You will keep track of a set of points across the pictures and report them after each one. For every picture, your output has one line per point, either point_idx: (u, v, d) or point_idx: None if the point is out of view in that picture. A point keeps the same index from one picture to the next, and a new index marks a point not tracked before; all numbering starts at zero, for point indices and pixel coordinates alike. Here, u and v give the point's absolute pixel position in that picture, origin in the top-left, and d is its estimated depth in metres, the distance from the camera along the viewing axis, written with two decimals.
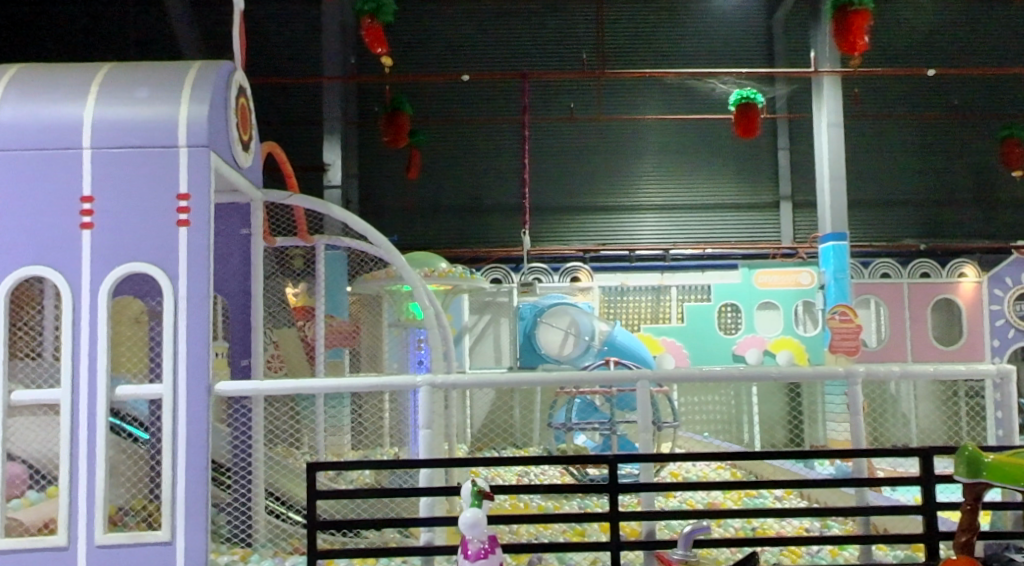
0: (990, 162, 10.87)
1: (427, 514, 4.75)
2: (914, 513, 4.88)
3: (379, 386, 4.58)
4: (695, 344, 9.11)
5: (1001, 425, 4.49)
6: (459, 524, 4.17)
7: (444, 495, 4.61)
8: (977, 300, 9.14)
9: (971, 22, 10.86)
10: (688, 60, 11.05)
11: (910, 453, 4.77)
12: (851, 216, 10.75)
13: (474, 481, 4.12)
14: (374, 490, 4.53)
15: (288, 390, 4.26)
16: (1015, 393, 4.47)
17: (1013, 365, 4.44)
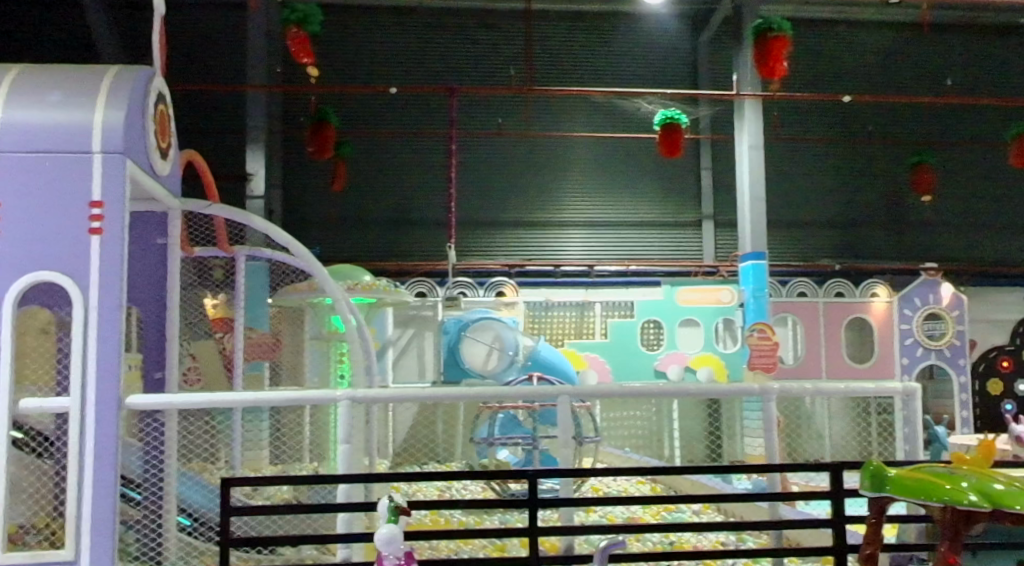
0: (902, 187, 11.27)
1: (344, 530, 4.80)
2: (825, 526, 5.08)
3: (299, 401, 4.56)
4: (620, 359, 9.14)
5: (911, 437, 4.68)
6: (376, 541, 4.14)
7: (363, 511, 4.63)
8: (887, 320, 9.22)
9: (884, 52, 11.28)
10: (614, 80, 11.20)
11: (821, 469, 5.05)
12: (771, 236, 11.00)
13: (392, 498, 4.10)
14: (293, 507, 4.55)
15: (203, 404, 4.18)
16: (920, 410, 4.66)
17: (917, 384, 4.64)
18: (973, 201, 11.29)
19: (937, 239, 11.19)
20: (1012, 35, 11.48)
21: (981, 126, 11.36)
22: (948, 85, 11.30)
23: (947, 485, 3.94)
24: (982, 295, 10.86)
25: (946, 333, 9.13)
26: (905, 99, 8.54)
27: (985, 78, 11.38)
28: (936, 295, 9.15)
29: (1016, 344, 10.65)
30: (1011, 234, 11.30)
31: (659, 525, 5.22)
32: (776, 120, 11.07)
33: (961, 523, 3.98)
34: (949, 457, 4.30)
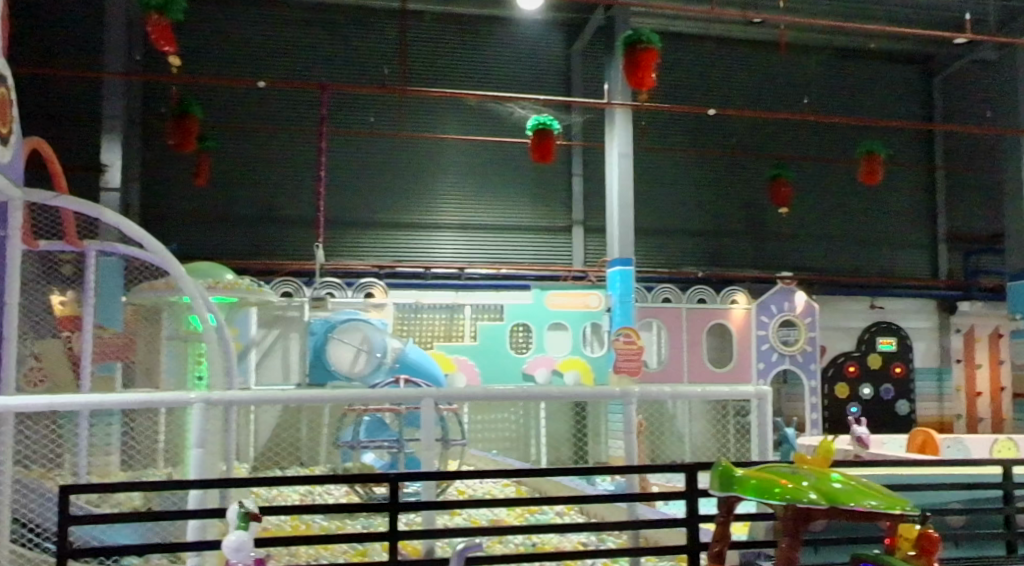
0: (762, 198, 11.76)
1: (196, 538, 4.63)
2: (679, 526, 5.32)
3: (149, 404, 4.42)
4: (489, 363, 9.06)
5: (760, 439, 5.33)
6: (224, 548, 4.05)
7: (215, 518, 4.49)
8: (745, 326, 9.57)
9: (747, 68, 11.74)
10: (490, 84, 11.25)
11: (674, 470, 5.20)
12: (638, 242, 11.26)
13: (242, 503, 4.02)
14: (139, 514, 4.35)
15: (40, 405, 4.09)
16: (770, 413, 5.26)
17: (769, 388, 5.27)
18: (825, 215, 11.89)
19: (793, 249, 11.72)
20: (863, 58, 12.15)
21: (835, 143, 11.98)
22: (804, 103, 11.87)
23: (788, 484, 4.11)
24: (832, 304, 11.43)
25: (799, 339, 9.51)
26: (768, 116, 8.80)
27: (838, 98, 12.00)
28: (790, 303, 9.56)
29: (862, 350, 11.20)
30: (860, 247, 11.94)
31: (524, 528, 5.28)
32: (645, 130, 11.35)
33: (800, 521, 4.14)
34: (791, 459, 4.49)
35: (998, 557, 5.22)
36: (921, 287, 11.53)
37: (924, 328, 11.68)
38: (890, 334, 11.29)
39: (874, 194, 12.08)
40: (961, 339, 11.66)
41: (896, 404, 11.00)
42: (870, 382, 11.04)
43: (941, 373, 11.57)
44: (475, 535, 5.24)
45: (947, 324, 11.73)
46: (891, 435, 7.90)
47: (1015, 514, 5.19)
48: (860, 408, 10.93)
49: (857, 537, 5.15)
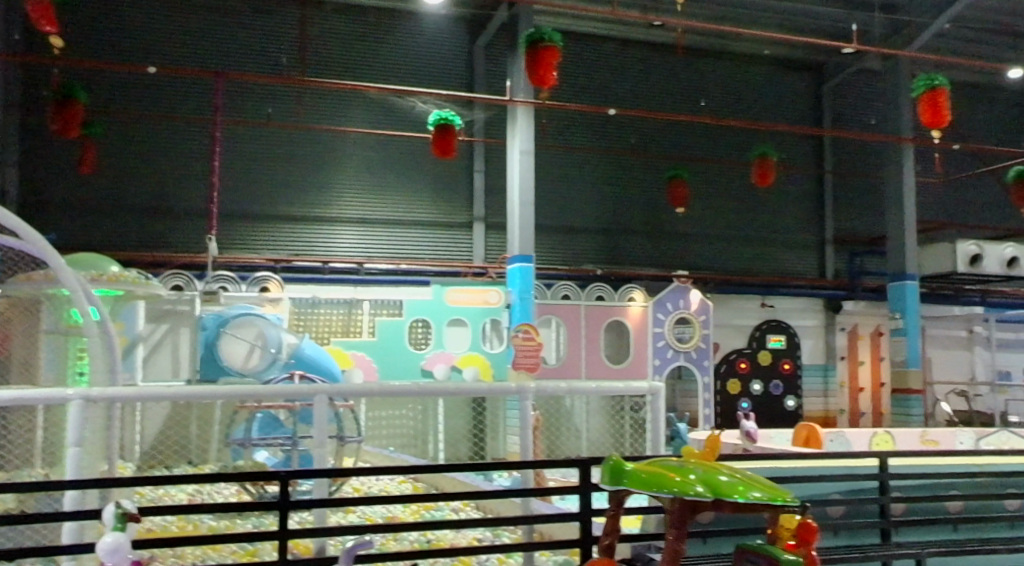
0: (660, 198, 12.01)
1: (73, 542, 4.51)
2: (574, 521, 5.41)
3: (17, 399, 4.31)
4: (387, 359, 8.97)
5: (653, 434, 5.54)
6: (99, 550, 3.87)
7: (91, 521, 4.29)
8: (642, 324, 9.72)
9: (647, 70, 11.96)
10: (392, 76, 11.13)
11: (566, 464, 5.27)
12: (538, 240, 11.32)
13: (120, 503, 3.85)
14: (7, 517, 4.10)
15: None
16: (663, 409, 5.60)
17: (661, 385, 5.64)
18: (719, 215, 12.22)
19: (689, 248, 12.00)
20: (757, 64, 12.54)
21: (730, 145, 12.33)
22: (701, 106, 12.16)
23: (676, 478, 4.18)
24: (726, 302, 11.73)
25: (693, 337, 9.75)
26: (667, 117, 8.94)
27: (734, 102, 12.35)
28: (685, 300, 9.79)
29: (753, 347, 11.60)
30: (752, 247, 12.31)
31: (418, 524, 5.27)
32: (546, 129, 11.41)
33: (688, 514, 4.26)
34: (679, 453, 4.56)
35: (872, 545, 5.43)
36: (810, 286, 11.95)
37: (812, 326, 12.13)
38: (779, 332, 11.71)
39: (767, 196, 12.48)
40: (844, 338, 12.16)
41: (784, 399, 11.43)
42: (760, 378, 11.44)
43: (827, 369, 12.04)
44: (367, 533, 5.17)
45: (832, 322, 12.22)
46: (778, 429, 8.14)
47: (888, 503, 5.41)
48: (750, 403, 11.26)
49: (740, 528, 5.33)
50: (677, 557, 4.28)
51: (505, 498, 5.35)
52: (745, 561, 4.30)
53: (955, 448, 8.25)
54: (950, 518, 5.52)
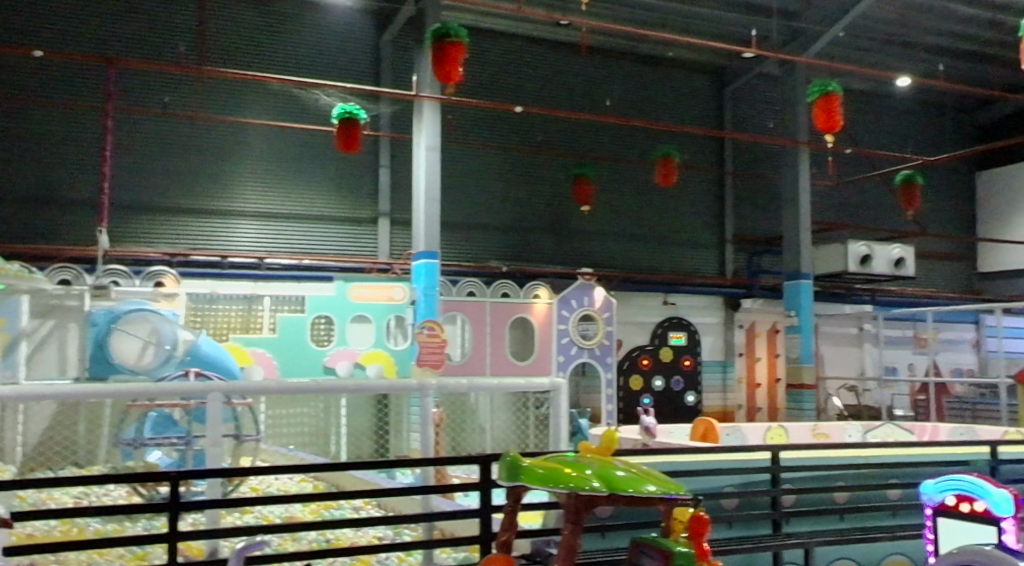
0: (565, 197, 12.11)
1: None
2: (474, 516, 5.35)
3: None
4: (288, 356, 8.78)
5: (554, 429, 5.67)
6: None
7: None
8: (546, 320, 9.72)
9: (554, 68, 12.06)
10: (296, 67, 10.93)
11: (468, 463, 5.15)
12: (444, 236, 11.30)
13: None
14: None
15: None
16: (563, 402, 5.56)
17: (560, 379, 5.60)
18: (623, 213, 12.40)
19: (594, 246, 12.15)
20: (661, 66, 12.78)
21: (634, 145, 12.53)
22: (606, 106, 12.32)
23: (573, 473, 4.19)
24: (629, 300, 11.91)
25: (596, 334, 9.89)
26: (571, 116, 9.00)
27: (639, 102, 12.55)
28: (589, 298, 9.90)
29: (655, 344, 11.83)
30: (656, 245, 12.54)
31: (314, 523, 5.05)
32: (451, 126, 11.37)
33: (582, 508, 4.25)
34: (576, 448, 4.60)
35: (765, 536, 5.55)
36: (709, 285, 12.26)
37: (711, 324, 12.45)
38: (680, 329, 11.98)
39: (670, 196, 12.72)
40: (743, 334, 12.39)
41: (684, 394, 11.69)
42: (662, 374, 11.63)
43: (726, 366, 12.37)
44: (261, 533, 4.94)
45: (731, 320, 12.56)
46: (677, 424, 8.31)
47: (780, 494, 5.54)
48: (652, 399, 11.48)
49: (637, 522, 5.35)
50: (572, 552, 4.27)
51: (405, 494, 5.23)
52: (639, 554, 4.41)
53: (843, 442, 8.57)
54: (837, 508, 5.71)
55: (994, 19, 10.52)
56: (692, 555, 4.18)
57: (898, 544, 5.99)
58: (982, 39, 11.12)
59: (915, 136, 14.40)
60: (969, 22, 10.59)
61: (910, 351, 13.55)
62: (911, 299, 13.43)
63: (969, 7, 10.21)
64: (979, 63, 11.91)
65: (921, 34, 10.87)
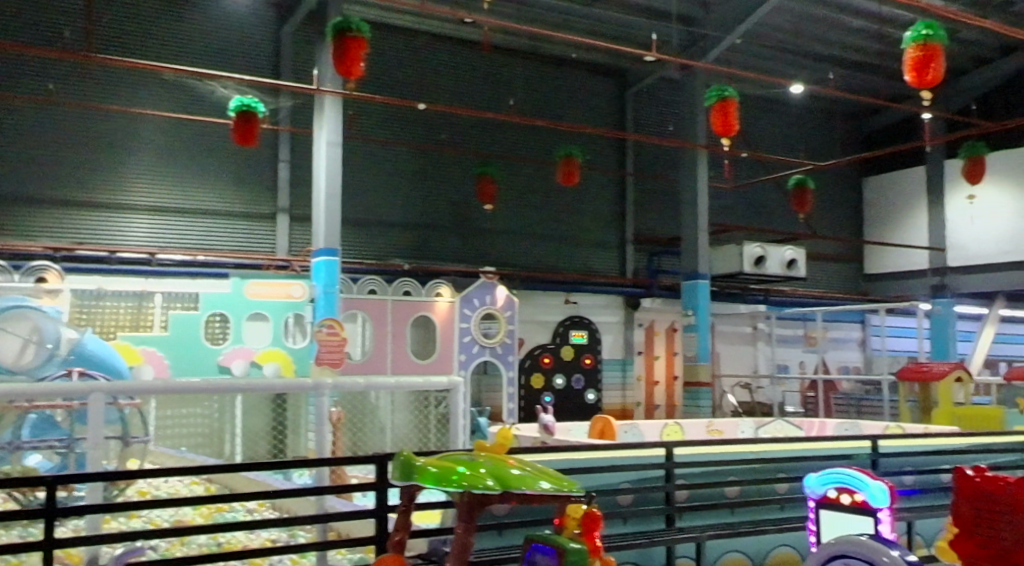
0: (469, 195, 12.11)
1: None
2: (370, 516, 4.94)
3: None
4: (180, 354, 8.54)
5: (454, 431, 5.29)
6: None
7: None
8: (449, 318, 9.71)
9: (458, 66, 12.05)
10: (191, 58, 10.62)
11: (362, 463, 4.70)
12: (344, 233, 11.15)
13: None
14: None
15: None
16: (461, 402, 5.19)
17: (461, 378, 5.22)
18: (527, 212, 12.48)
19: (497, 244, 12.19)
20: (565, 67, 12.91)
21: (539, 145, 12.64)
22: (510, 105, 12.38)
23: (465, 471, 3.79)
24: (531, 298, 11.99)
25: (498, 333, 9.95)
26: (473, 114, 8.98)
27: (543, 102, 12.65)
28: (492, 296, 9.92)
29: (557, 342, 11.99)
30: (559, 244, 12.68)
31: (206, 525, 4.61)
32: (353, 121, 11.23)
33: (475, 507, 3.93)
34: (470, 446, 4.25)
35: (657, 530, 5.62)
36: (610, 284, 12.43)
37: (612, 322, 12.66)
38: (581, 328, 12.17)
39: (572, 196, 12.86)
40: (642, 333, 12.80)
41: (584, 393, 11.92)
42: (563, 373, 11.87)
43: (625, 363, 12.65)
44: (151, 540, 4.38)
45: (631, 319, 12.79)
46: (576, 423, 8.39)
47: (674, 489, 5.60)
48: (552, 397, 11.72)
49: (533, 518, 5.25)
50: (464, 552, 3.96)
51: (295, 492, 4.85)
52: (531, 552, 3.97)
53: (735, 437, 8.81)
54: (728, 502, 5.81)
55: (880, 31, 11.00)
56: (585, 551, 3.82)
57: (784, 536, 6.17)
58: (869, 50, 11.61)
59: (808, 142, 14.93)
60: (857, 33, 11.03)
61: (801, 349, 14.06)
62: (802, 299, 13.93)
63: (857, 19, 10.64)
64: (867, 73, 12.43)
65: (813, 43, 11.28)
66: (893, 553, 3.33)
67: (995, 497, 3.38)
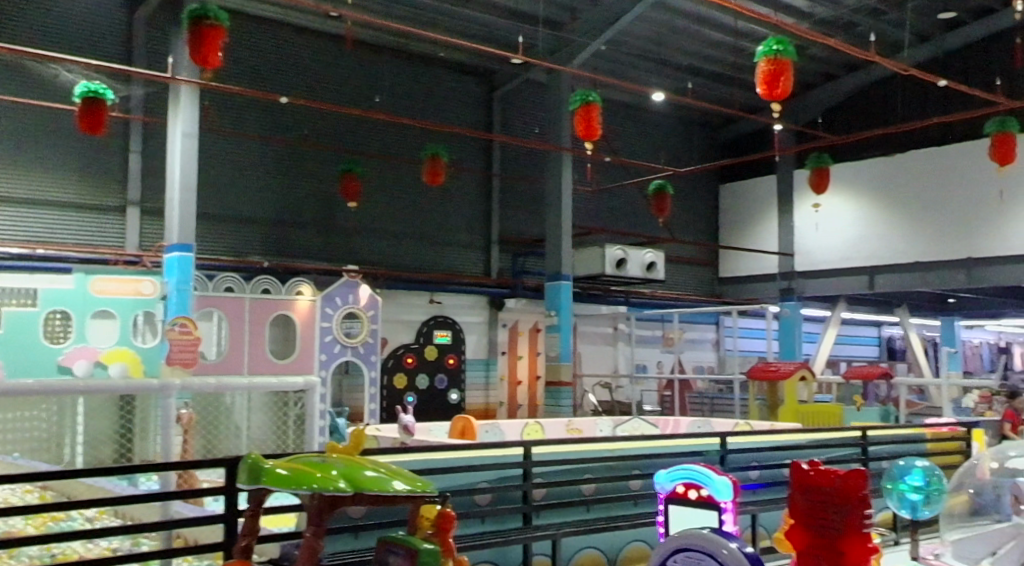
0: (333, 192, 11.92)
1: None
2: (218, 520, 4.30)
3: None
4: (15, 353, 8.04)
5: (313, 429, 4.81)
6: None
7: None
8: (309, 318, 9.50)
9: (322, 61, 11.84)
10: (34, 39, 10.03)
11: (215, 464, 3.97)
12: (199, 228, 10.76)
13: None
14: None
15: None
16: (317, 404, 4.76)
17: (315, 380, 4.76)
18: (391, 211, 12.38)
19: (361, 242, 12.05)
20: (433, 65, 12.88)
21: (406, 144, 12.56)
22: (375, 101, 12.24)
23: (317, 473, 3.46)
24: (395, 297, 11.92)
25: (360, 333, 9.87)
26: (338, 109, 8.76)
27: (408, 99, 12.56)
28: (354, 295, 9.81)
29: (420, 342, 12.00)
30: (425, 244, 12.66)
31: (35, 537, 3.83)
32: (210, 113, 10.84)
33: (327, 510, 3.58)
34: (320, 447, 3.80)
35: (515, 529, 5.60)
36: (474, 284, 12.48)
37: (476, 323, 12.75)
38: (446, 328, 12.23)
39: (439, 196, 12.85)
40: (506, 333, 12.96)
41: (448, 392, 11.97)
42: (426, 372, 11.89)
43: (488, 363, 12.77)
44: None
45: (495, 319, 12.92)
46: (436, 423, 8.37)
47: (530, 489, 5.57)
48: (416, 398, 11.70)
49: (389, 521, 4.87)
50: (313, 556, 3.60)
51: (136, 496, 4.13)
52: (385, 555, 3.66)
53: (593, 435, 8.98)
54: (584, 500, 5.87)
55: (736, 44, 11.49)
56: (438, 552, 3.56)
57: (638, 531, 6.30)
58: (725, 62, 12.11)
59: (670, 149, 15.46)
60: (713, 45, 11.48)
61: (659, 349, 14.53)
62: (661, 301, 14.41)
63: (714, 32, 11.08)
64: (724, 84, 12.97)
65: (673, 53, 11.67)
66: (733, 545, 3.32)
67: (825, 492, 3.44)
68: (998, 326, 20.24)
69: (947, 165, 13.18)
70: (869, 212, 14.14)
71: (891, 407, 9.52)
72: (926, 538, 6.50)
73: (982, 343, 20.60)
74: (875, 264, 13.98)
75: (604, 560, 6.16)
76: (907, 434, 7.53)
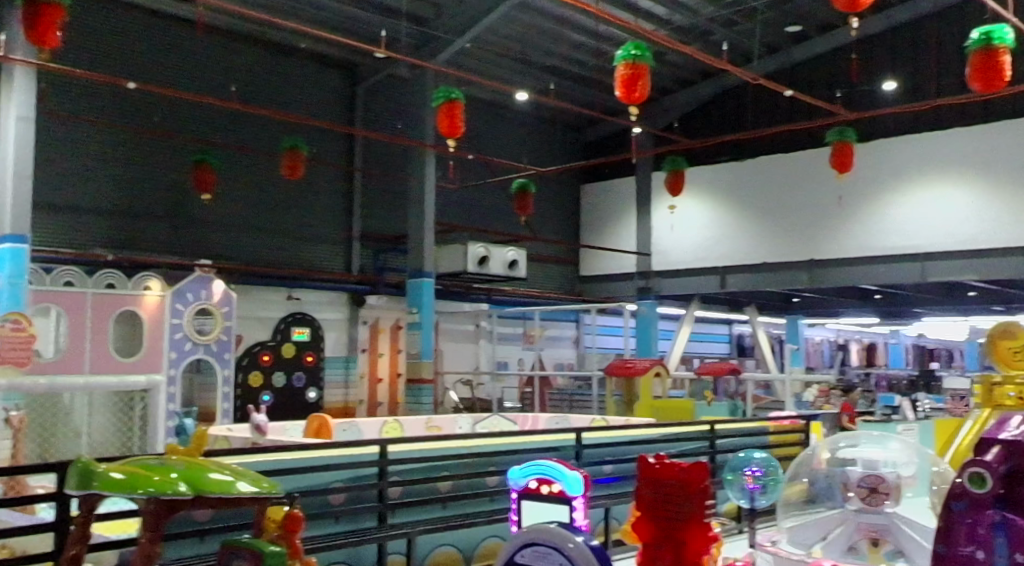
0: (185, 183, 11.46)
1: None
2: (47, 529, 3.80)
3: None
4: None
5: None
6: None
7: None
8: (158, 314, 9.14)
9: (174, 47, 11.37)
10: None
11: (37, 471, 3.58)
12: (34, 218, 10.10)
13: None
14: None
15: None
16: None
17: None
18: (246, 204, 12.01)
19: (214, 236, 11.64)
20: (294, 56, 12.60)
21: (263, 136, 12.23)
22: (231, 91, 11.85)
23: (155, 476, 3.10)
24: (250, 293, 11.62)
25: (212, 329, 9.50)
26: (190, 97, 8.17)
27: (266, 89, 12.23)
28: (207, 291, 9.54)
29: (277, 340, 11.71)
30: (283, 238, 12.37)
31: None
32: (47, 95, 10.20)
33: (164, 514, 3.22)
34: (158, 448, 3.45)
35: (370, 529, 5.47)
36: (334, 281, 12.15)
37: (335, 320, 12.58)
38: (303, 324, 11.96)
39: (297, 189, 12.57)
40: (366, 330, 12.92)
41: (305, 391, 11.76)
42: (283, 371, 11.61)
43: (348, 361, 12.61)
44: None
45: (355, 316, 12.80)
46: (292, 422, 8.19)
47: (387, 488, 5.48)
48: (271, 396, 11.41)
49: (236, 523, 4.70)
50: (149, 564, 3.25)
51: None
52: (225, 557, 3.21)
53: (453, 432, 8.97)
54: (440, 497, 5.84)
55: (597, 47, 11.76)
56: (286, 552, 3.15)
57: (492, 527, 6.33)
58: (588, 64, 12.36)
59: (533, 149, 15.66)
60: (575, 47, 11.70)
61: (520, 346, 14.72)
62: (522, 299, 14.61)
63: (577, 34, 11.29)
64: (586, 86, 13.23)
65: (536, 53, 11.82)
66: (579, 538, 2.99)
67: (669, 483, 3.40)
68: (836, 324, 21.56)
69: (795, 172, 13.90)
70: (722, 214, 14.73)
71: (737, 402, 9.96)
72: (762, 526, 6.83)
73: (822, 341, 21.89)
74: (726, 264, 14.55)
75: (460, 557, 6.14)
76: (751, 426, 7.90)
